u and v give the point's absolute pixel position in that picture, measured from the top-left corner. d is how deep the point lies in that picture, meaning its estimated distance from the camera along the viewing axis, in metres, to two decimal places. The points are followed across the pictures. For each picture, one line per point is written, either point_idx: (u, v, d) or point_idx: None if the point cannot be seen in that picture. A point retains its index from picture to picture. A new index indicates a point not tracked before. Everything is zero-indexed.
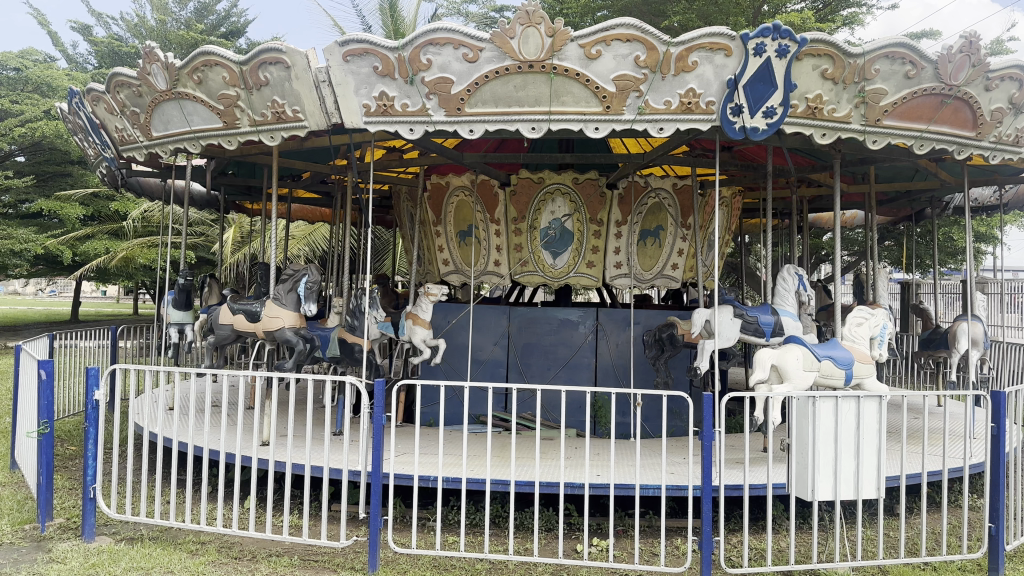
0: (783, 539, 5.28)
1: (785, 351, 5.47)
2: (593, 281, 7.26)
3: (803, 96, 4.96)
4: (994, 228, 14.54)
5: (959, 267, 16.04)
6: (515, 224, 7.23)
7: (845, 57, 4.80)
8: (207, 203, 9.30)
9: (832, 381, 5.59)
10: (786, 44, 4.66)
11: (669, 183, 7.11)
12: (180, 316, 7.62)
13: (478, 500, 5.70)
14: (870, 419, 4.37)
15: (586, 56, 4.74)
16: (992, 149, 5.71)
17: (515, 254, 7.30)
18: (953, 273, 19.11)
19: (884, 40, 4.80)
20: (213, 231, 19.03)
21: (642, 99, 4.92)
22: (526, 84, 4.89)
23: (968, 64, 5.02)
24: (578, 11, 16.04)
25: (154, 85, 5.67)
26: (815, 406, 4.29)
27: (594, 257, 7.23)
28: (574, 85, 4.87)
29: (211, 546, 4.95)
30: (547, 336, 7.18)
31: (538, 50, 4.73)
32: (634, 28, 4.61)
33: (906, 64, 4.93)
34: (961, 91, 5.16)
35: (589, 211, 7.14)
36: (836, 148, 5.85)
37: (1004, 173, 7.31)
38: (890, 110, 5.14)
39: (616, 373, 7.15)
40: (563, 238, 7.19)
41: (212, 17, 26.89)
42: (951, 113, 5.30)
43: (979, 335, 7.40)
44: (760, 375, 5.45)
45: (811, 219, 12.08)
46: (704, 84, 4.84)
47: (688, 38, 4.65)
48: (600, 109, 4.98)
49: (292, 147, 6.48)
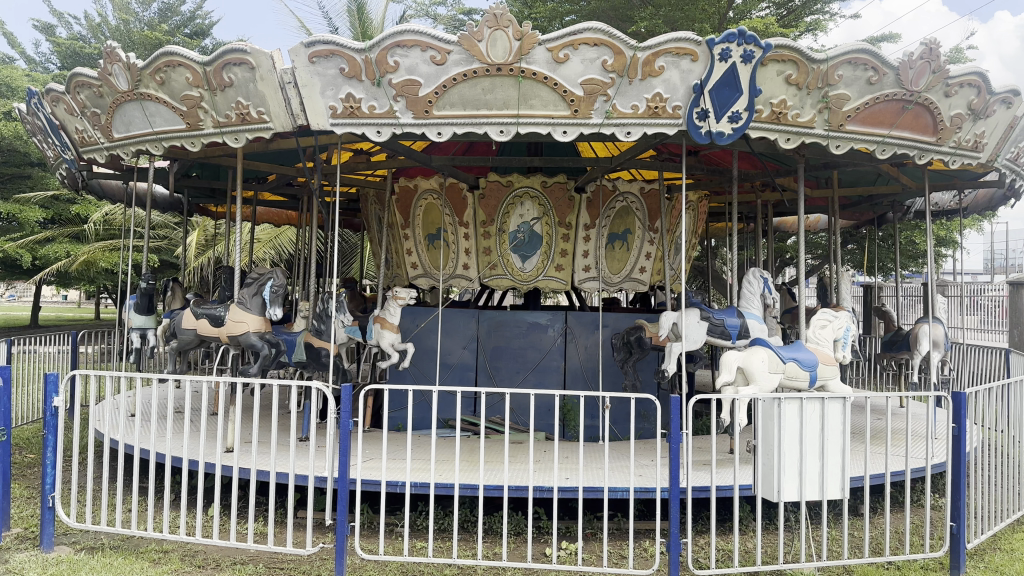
0: (749, 539, 5.33)
1: (750, 354, 5.53)
2: (561, 285, 7.27)
3: (767, 102, 5.01)
4: (953, 232, 14.86)
5: (919, 270, 16.37)
6: (484, 227, 7.21)
7: (809, 63, 4.87)
8: (170, 205, 9.14)
9: (796, 383, 5.65)
10: (751, 50, 4.72)
11: (636, 187, 7.17)
12: (142, 321, 7.49)
13: (446, 505, 5.67)
14: (834, 420, 4.42)
15: (554, 59, 4.75)
16: (952, 154, 5.81)
17: (484, 257, 7.28)
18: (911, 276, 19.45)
19: (847, 46, 4.88)
20: (177, 234, 18.74)
21: (609, 103, 4.93)
22: (495, 87, 4.88)
23: (928, 70, 5.13)
24: (545, 15, 16.07)
25: (116, 85, 5.56)
26: (780, 408, 4.33)
27: (562, 260, 7.23)
28: (542, 89, 4.87)
29: (174, 554, 4.86)
30: (516, 339, 7.17)
31: (506, 53, 4.73)
32: (601, 32, 4.64)
33: (869, 70, 5.01)
34: (921, 97, 5.25)
35: (558, 215, 7.15)
36: (801, 153, 5.93)
37: (963, 178, 7.46)
38: (853, 115, 5.22)
39: (585, 376, 7.16)
40: (532, 241, 7.19)
41: (177, 18, 26.50)
42: (912, 119, 5.39)
43: (940, 337, 7.54)
44: (726, 377, 5.51)
45: (775, 223, 12.25)
46: (670, 88, 4.87)
47: (654, 43, 4.67)
48: (568, 112, 4.98)
49: (258, 148, 6.39)
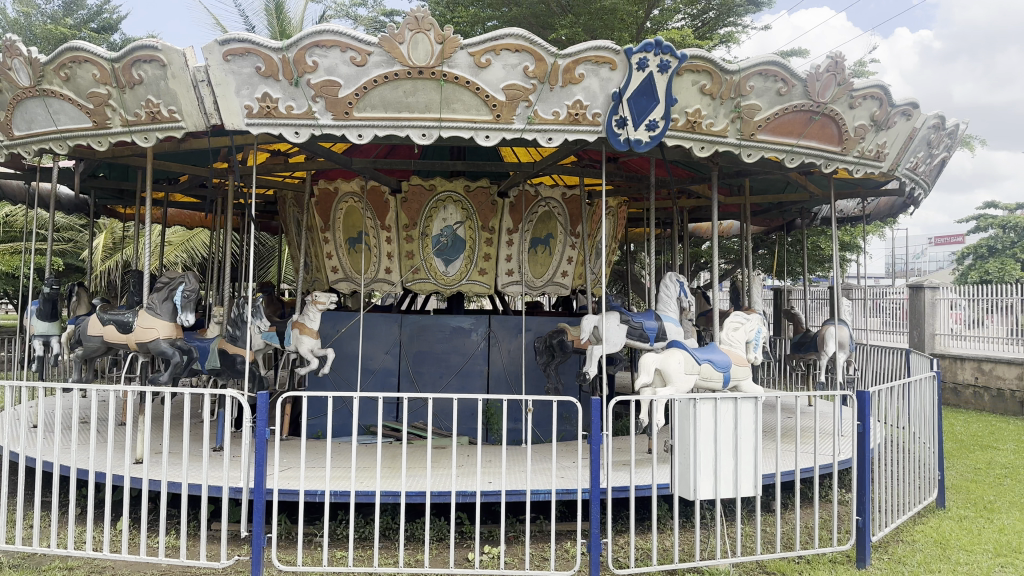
0: (667, 537, 5.45)
1: (667, 355, 5.65)
2: (484, 289, 7.31)
3: (683, 111, 5.14)
4: (857, 238, 15.61)
5: (825, 274, 17.13)
6: (406, 231, 7.15)
7: (722, 74, 5.03)
8: (75, 207, 8.73)
9: (711, 384, 5.82)
10: (666, 60, 4.84)
11: (558, 192, 7.29)
12: (44, 328, 7.11)
13: (367, 513, 5.58)
14: (747, 419, 4.56)
15: (476, 64, 4.75)
16: (856, 163, 6.08)
17: (406, 261, 7.21)
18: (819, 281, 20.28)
19: (757, 58, 5.08)
20: (82, 237, 17.91)
21: (531, 109, 4.97)
22: (416, 90, 4.85)
23: (833, 83, 5.38)
24: (466, 20, 16.09)
25: (16, 80, 5.28)
26: (696, 408, 4.44)
27: (485, 264, 7.26)
28: (464, 93, 4.87)
29: (78, 572, 4.63)
30: (439, 344, 7.14)
31: (427, 56, 4.70)
32: (522, 38, 4.67)
33: (778, 81, 5.22)
34: (827, 109, 5.49)
35: (481, 219, 7.17)
36: (715, 161, 6.12)
37: (866, 186, 7.83)
38: (763, 126, 5.42)
39: (507, 380, 7.19)
40: (455, 245, 7.18)
41: (82, 12, 25.37)
42: (819, 129, 5.63)
43: (845, 338, 7.89)
44: (644, 379, 5.62)
45: (692, 229, 12.60)
46: (590, 95, 4.95)
47: (575, 50, 4.74)
48: (490, 117, 4.99)
49: (170, 148, 6.18)
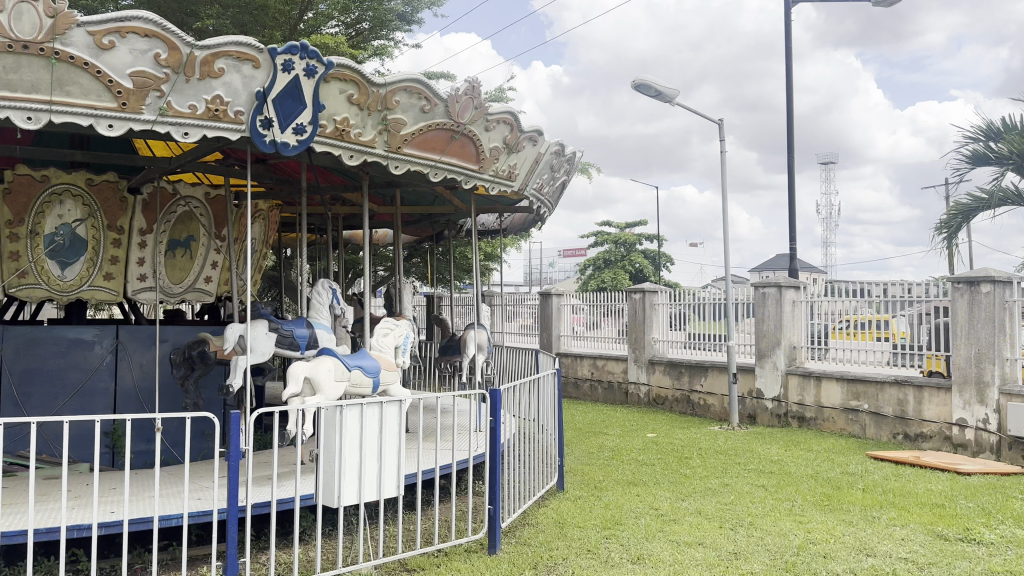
0: (311, 549, 5.35)
1: (316, 364, 5.55)
2: (111, 295, 6.52)
3: (330, 118, 5.11)
4: (496, 248, 17.06)
5: (469, 281, 18.43)
6: (7, 227, 6.02)
7: (369, 86, 5.13)
8: None
9: (360, 390, 5.88)
10: (313, 65, 4.78)
11: (200, 192, 6.82)
12: None
13: None
14: (390, 421, 4.69)
15: (97, 45, 4.23)
16: (492, 181, 6.56)
17: (6, 263, 6.10)
18: (466, 288, 21.63)
19: (404, 74, 5.27)
20: None
21: (163, 100, 4.54)
22: (18, 66, 4.15)
23: (471, 106, 5.80)
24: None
25: None
26: (342, 415, 4.42)
27: (113, 268, 6.49)
28: (81, 76, 4.29)
29: None
30: (52, 359, 6.21)
31: (34, 29, 4.07)
32: (152, 23, 4.30)
33: (421, 99, 5.48)
34: (466, 129, 5.90)
35: (107, 217, 6.39)
36: (365, 171, 6.21)
37: (502, 203, 8.57)
38: (409, 139, 5.61)
39: (139, 397, 6.51)
40: (74, 246, 6.29)
41: None
42: (459, 147, 6.00)
43: (484, 341, 8.56)
44: (292, 389, 5.42)
45: (345, 235, 12.65)
46: (231, 92, 4.69)
47: (213, 43, 4.48)
48: (114, 104, 4.43)
49: None
